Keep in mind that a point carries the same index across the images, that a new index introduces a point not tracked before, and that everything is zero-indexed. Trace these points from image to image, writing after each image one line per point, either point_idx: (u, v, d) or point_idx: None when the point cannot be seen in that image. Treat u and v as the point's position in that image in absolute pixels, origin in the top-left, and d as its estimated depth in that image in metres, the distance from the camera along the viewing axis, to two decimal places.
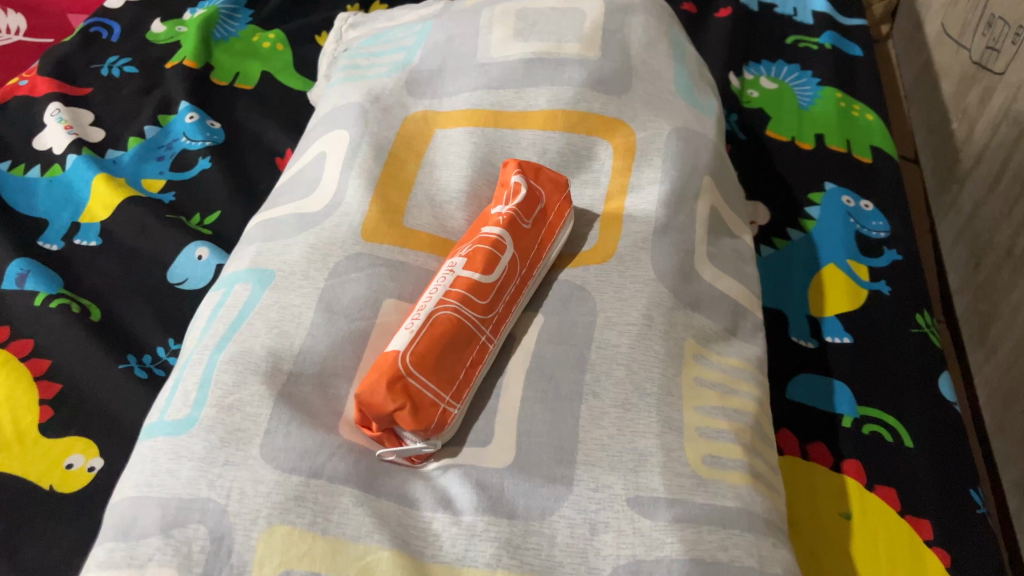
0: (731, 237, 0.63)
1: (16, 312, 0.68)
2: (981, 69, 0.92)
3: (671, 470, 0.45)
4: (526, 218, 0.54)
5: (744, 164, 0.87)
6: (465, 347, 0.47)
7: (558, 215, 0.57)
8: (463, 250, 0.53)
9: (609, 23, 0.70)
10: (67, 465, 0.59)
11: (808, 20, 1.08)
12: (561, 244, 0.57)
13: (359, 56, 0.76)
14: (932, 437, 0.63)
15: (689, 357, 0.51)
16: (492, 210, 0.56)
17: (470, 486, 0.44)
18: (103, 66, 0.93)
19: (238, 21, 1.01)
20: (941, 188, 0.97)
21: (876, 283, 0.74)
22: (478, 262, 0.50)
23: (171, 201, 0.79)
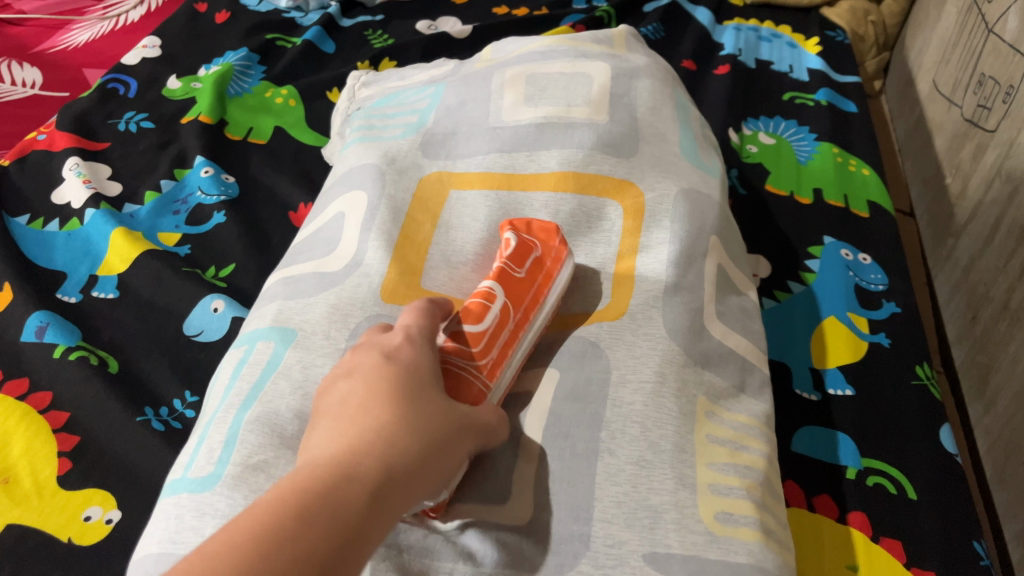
0: (737, 293, 0.65)
1: (36, 364, 0.70)
2: (973, 126, 0.95)
3: (685, 527, 0.46)
4: (517, 269, 0.57)
5: (745, 217, 0.89)
6: (466, 393, 0.48)
7: (555, 261, 0.59)
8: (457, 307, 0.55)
9: (616, 87, 0.73)
10: (85, 517, 0.60)
11: (803, 77, 1.12)
12: (560, 288, 0.59)
13: (373, 116, 0.79)
14: (938, 490, 0.64)
15: (701, 414, 0.53)
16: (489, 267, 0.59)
17: (491, 542, 0.46)
18: (120, 122, 0.97)
19: (250, 76, 1.05)
20: (937, 240, 1.00)
21: (876, 335, 0.76)
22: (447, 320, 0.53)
23: (186, 253, 0.81)
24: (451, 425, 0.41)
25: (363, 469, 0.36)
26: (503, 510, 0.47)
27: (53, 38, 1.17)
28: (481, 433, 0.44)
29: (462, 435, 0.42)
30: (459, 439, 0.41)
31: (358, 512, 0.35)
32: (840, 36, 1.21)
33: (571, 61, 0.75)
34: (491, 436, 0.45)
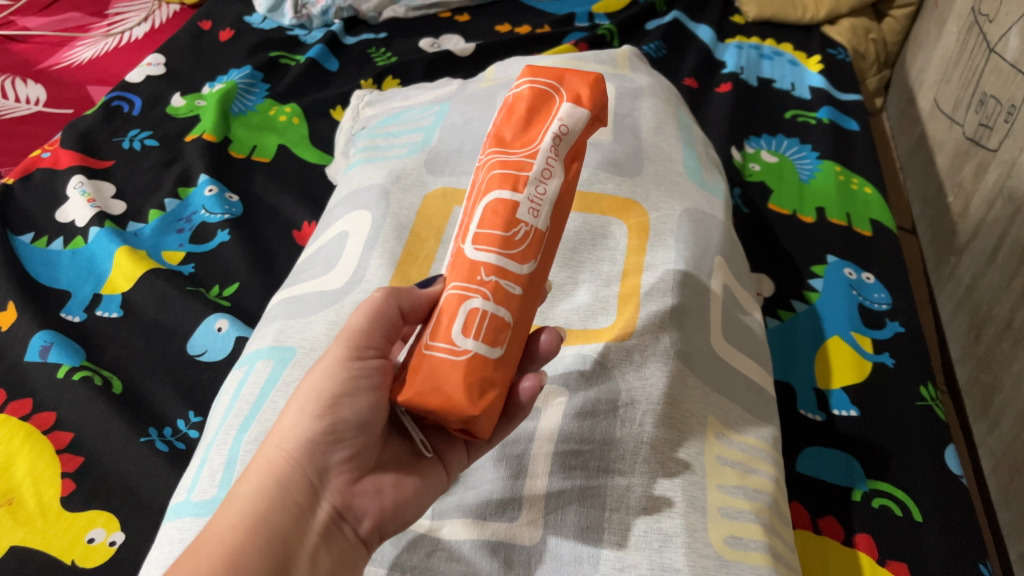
0: (743, 314, 0.65)
1: (39, 385, 0.69)
2: (974, 144, 0.95)
3: (695, 550, 0.46)
4: None
5: (747, 236, 0.89)
6: None
7: None
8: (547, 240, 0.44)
9: (620, 107, 0.74)
10: (89, 539, 0.59)
11: (805, 95, 1.12)
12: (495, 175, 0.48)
13: (377, 136, 0.80)
14: (943, 512, 0.64)
15: (711, 436, 0.53)
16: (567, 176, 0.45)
17: (498, 561, 0.46)
18: (124, 140, 0.97)
19: (255, 94, 1.05)
20: (940, 259, 1.00)
21: (879, 355, 0.76)
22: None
23: (191, 272, 0.81)
24: (307, 399, 0.41)
25: (218, 549, 0.37)
26: (512, 532, 0.47)
27: (58, 55, 1.18)
28: (357, 349, 0.42)
29: (322, 382, 0.41)
30: (324, 391, 0.41)
31: None
32: (841, 54, 1.21)
33: None
34: (373, 331, 0.43)
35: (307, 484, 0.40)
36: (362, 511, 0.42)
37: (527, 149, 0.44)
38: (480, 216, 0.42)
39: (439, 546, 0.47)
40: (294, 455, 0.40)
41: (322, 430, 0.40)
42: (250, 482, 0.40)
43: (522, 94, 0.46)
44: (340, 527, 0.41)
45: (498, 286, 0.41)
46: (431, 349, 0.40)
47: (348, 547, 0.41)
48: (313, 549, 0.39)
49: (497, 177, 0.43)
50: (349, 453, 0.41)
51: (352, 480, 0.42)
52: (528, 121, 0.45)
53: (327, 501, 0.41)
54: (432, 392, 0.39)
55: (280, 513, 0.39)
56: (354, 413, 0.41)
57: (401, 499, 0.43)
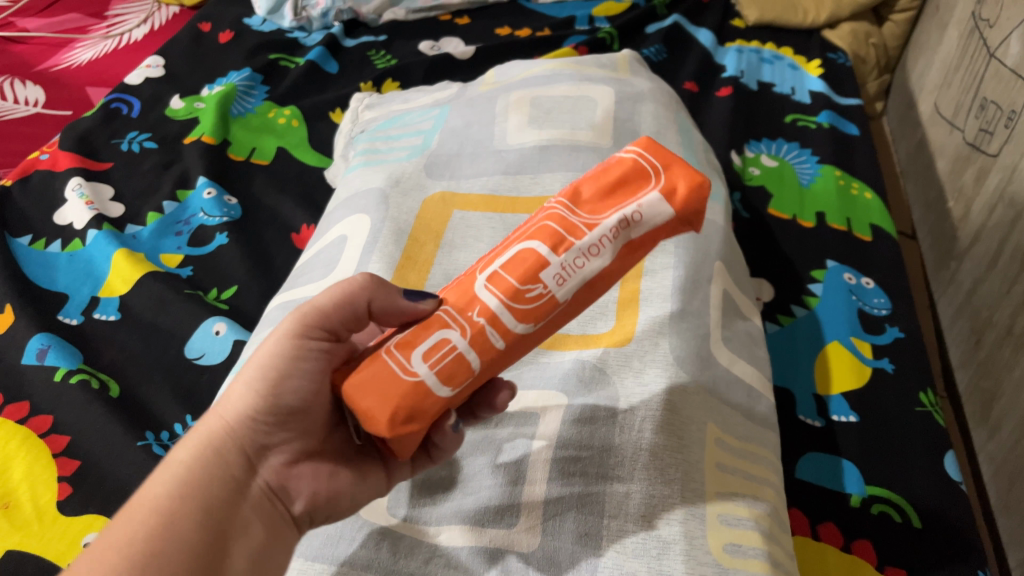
0: (743, 319, 0.65)
1: (36, 388, 0.69)
2: (975, 149, 0.95)
3: (694, 558, 0.45)
4: None
5: (747, 241, 0.89)
6: None
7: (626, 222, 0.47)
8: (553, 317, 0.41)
9: (620, 111, 0.74)
10: (83, 543, 0.58)
11: (805, 99, 1.12)
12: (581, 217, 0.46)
13: (377, 139, 0.79)
14: (943, 519, 0.64)
15: (710, 443, 0.53)
16: (613, 269, 0.42)
17: (495, 568, 0.46)
18: (123, 142, 0.97)
19: (254, 97, 1.05)
20: (940, 264, 1.00)
21: (879, 360, 0.76)
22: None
23: (189, 275, 0.81)
24: (253, 374, 0.43)
25: (152, 513, 0.39)
26: (510, 538, 0.47)
27: (57, 56, 1.18)
28: (311, 329, 0.43)
29: (270, 358, 0.43)
30: (271, 369, 0.43)
31: (172, 549, 0.38)
32: (842, 58, 1.21)
33: (574, 85, 0.76)
34: (335, 314, 0.44)
35: (243, 459, 0.42)
36: (296, 492, 0.44)
37: (591, 218, 0.41)
38: (508, 258, 0.41)
39: (436, 553, 0.47)
40: (234, 429, 0.42)
41: (264, 408, 0.42)
42: (188, 449, 0.42)
43: (626, 160, 0.44)
44: (274, 505, 0.43)
45: (482, 330, 0.40)
46: (389, 354, 0.40)
47: (280, 524, 0.43)
48: (249, 524, 0.41)
49: (545, 231, 0.41)
50: (287, 435, 0.44)
51: (288, 463, 0.44)
52: (612, 190, 0.43)
53: (261, 479, 0.43)
54: (364, 390, 0.39)
55: (217, 483, 0.41)
56: (296, 397, 0.43)
57: (336, 487, 0.45)
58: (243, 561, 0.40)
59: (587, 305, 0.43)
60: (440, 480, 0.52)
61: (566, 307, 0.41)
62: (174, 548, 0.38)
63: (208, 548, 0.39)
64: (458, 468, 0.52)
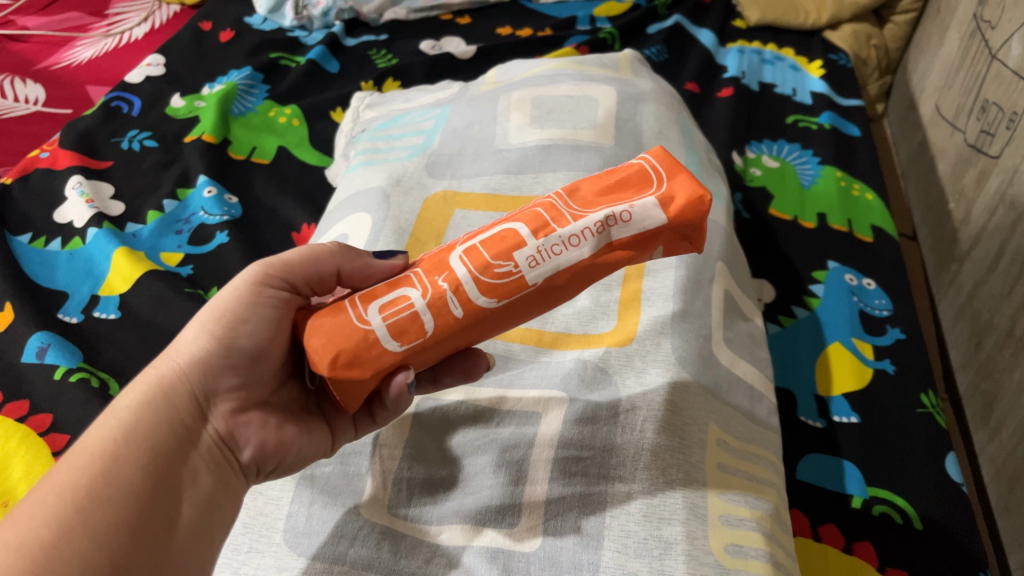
0: (745, 319, 0.65)
1: (35, 387, 0.69)
2: (976, 151, 0.95)
3: (695, 559, 0.45)
4: None
5: (748, 242, 0.89)
6: None
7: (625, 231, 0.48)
8: (522, 300, 0.42)
9: (621, 111, 0.74)
10: None
11: (806, 100, 1.12)
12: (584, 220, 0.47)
13: (378, 138, 0.79)
14: (943, 520, 0.64)
15: (712, 443, 0.53)
16: (592, 264, 0.42)
17: (497, 568, 0.45)
18: (123, 140, 0.97)
19: (255, 96, 1.05)
20: (941, 265, 1.00)
21: (880, 362, 0.76)
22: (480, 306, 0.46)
23: (189, 274, 0.81)
24: (209, 319, 0.44)
25: (98, 454, 0.39)
26: (512, 538, 0.47)
27: (58, 55, 1.17)
28: (273, 279, 0.45)
29: (230, 302, 0.44)
30: (228, 313, 0.44)
31: (114, 491, 0.38)
32: (843, 59, 1.21)
33: (576, 84, 0.76)
34: (299, 268, 0.46)
35: (193, 405, 0.43)
36: (244, 439, 0.45)
37: (581, 212, 0.43)
38: (490, 234, 0.42)
39: (437, 553, 0.47)
40: (186, 373, 0.43)
41: (218, 352, 0.44)
42: (136, 392, 0.43)
43: (633, 166, 0.45)
44: (223, 451, 0.44)
45: (442, 295, 0.41)
46: (351, 303, 0.42)
47: (228, 471, 0.44)
48: (195, 469, 0.42)
49: (532, 214, 0.42)
50: (237, 383, 0.45)
51: (237, 411, 0.45)
52: (610, 190, 0.44)
53: (212, 425, 0.44)
54: (317, 329, 0.41)
55: (165, 430, 0.42)
56: (251, 340, 0.44)
57: (283, 439, 0.46)
58: (191, 505, 0.41)
59: (561, 297, 0.43)
60: (442, 480, 0.51)
61: (535, 292, 0.42)
62: (119, 490, 0.38)
63: (151, 493, 0.39)
64: (459, 468, 0.52)
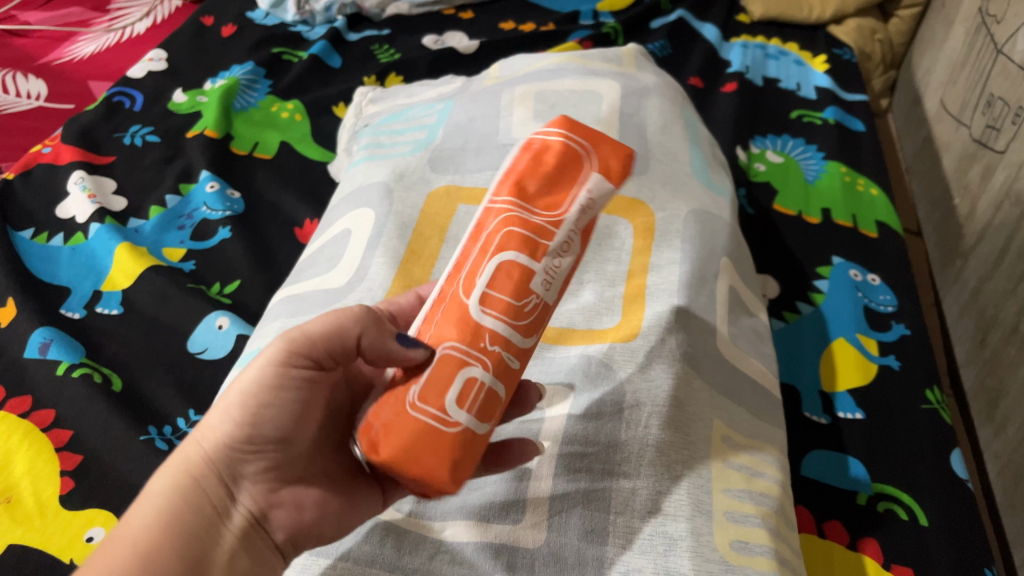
0: (749, 315, 0.65)
1: (38, 382, 0.69)
2: (981, 146, 0.94)
3: (701, 555, 0.45)
4: None
5: (753, 237, 0.89)
6: None
7: None
8: (543, 320, 0.40)
9: (626, 106, 0.73)
10: (87, 538, 0.58)
11: (811, 94, 1.11)
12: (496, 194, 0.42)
13: (381, 134, 0.79)
14: (949, 517, 0.63)
15: (717, 439, 0.53)
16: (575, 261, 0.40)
17: (501, 564, 0.45)
18: (125, 135, 0.97)
19: (257, 91, 1.05)
20: (945, 261, 0.99)
21: (885, 358, 0.76)
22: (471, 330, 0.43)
23: (191, 269, 0.80)
24: (232, 403, 0.41)
25: (132, 546, 0.39)
26: (516, 534, 0.47)
27: (59, 50, 1.17)
28: (298, 358, 0.42)
29: (251, 387, 0.41)
30: (250, 397, 0.41)
31: None
32: (848, 53, 1.20)
33: (580, 79, 0.75)
34: (321, 342, 0.41)
35: (220, 488, 0.41)
36: (277, 521, 0.43)
37: (550, 215, 0.39)
38: (489, 274, 0.38)
39: (442, 549, 0.47)
40: (214, 459, 0.41)
41: (243, 437, 0.41)
42: (169, 477, 0.41)
43: (551, 145, 0.41)
44: (257, 533, 0.42)
45: (500, 358, 0.37)
46: (418, 411, 0.36)
47: (263, 553, 0.43)
48: (230, 553, 0.41)
49: (513, 237, 0.38)
50: (265, 464, 0.42)
51: (270, 490, 0.43)
52: (556, 180, 0.40)
53: (243, 506, 0.42)
54: (412, 460, 0.36)
55: (195, 515, 0.40)
56: (274, 427, 0.41)
57: (323, 515, 0.44)
58: None
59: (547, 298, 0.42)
60: None
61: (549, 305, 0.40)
62: None
63: None
64: None
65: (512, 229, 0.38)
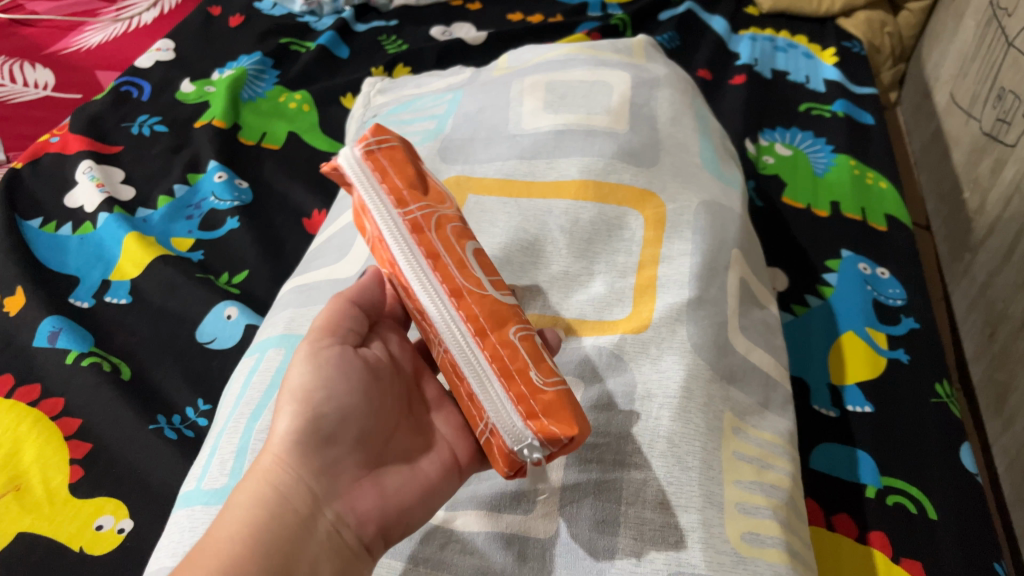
0: (760, 307, 0.64)
1: (47, 371, 0.69)
2: (991, 140, 0.94)
3: (712, 547, 0.45)
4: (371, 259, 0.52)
5: (761, 230, 0.88)
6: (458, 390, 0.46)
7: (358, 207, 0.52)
8: None
9: (636, 97, 0.73)
10: (97, 526, 0.59)
11: (820, 87, 1.11)
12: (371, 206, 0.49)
13: (391, 124, 0.79)
14: (958, 511, 0.63)
15: (729, 430, 0.52)
16: None
17: (512, 555, 0.45)
18: (133, 125, 0.96)
19: (264, 81, 1.05)
20: (954, 256, 0.99)
21: (894, 351, 0.75)
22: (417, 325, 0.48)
23: (199, 259, 0.80)
24: (288, 400, 0.42)
25: (222, 550, 0.37)
26: (527, 524, 0.47)
27: (66, 40, 1.17)
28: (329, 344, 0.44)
29: (300, 378, 0.42)
30: (303, 390, 0.42)
31: None
32: (857, 46, 1.20)
33: (590, 70, 0.75)
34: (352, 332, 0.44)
35: (303, 488, 0.40)
36: (365, 515, 0.41)
37: (448, 207, 0.51)
38: (476, 260, 0.49)
39: (452, 538, 0.47)
40: (285, 458, 0.40)
41: (307, 428, 0.41)
42: (248, 489, 0.39)
43: (394, 154, 0.52)
44: (345, 529, 0.40)
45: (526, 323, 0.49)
46: (557, 380, 0.44)
47: (352, 554, 0.40)
48: (317, 554, 0.38)
49: (458, 229, 0.50)
50: (338, 452, 0.42)
51: (350, 481, 0.42)
52: (426, 182, 0.52)
53: (326, 507, 0.40)
54: (582, 411, 0.43)
55: (278, 518, 0.38)
56: (335, 408, 0.42)
57: (404, 501, 0.43)
58: None
59: None
60: None
61: None
62: None
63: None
64: None
65: (458, 225, 0.50)
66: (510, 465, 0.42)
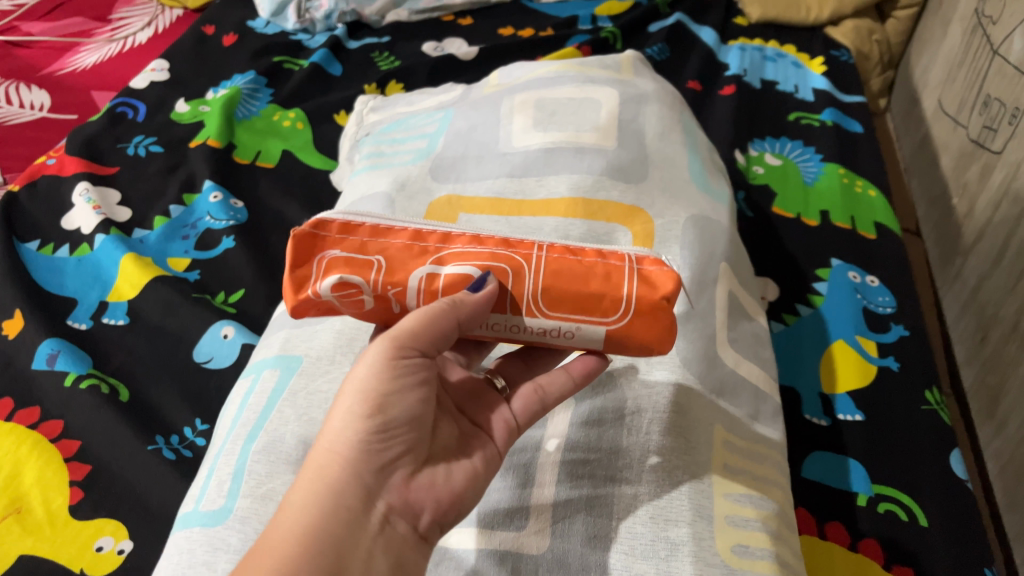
0: (749, 319, 0.65)
1: (46, 393, 0.69)
2: (978, 147, 0.95)
3: (702, 560, 0.46)
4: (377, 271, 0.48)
5: (753, 240, 0.89)
6: (559, 274, 0.48)
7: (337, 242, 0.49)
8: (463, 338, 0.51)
9: (624, 113, 0.74)
10: (97, 548, 0.59)
11: (808, 96, 1.12)
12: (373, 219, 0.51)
13: (382, 142, 0.80)
14: (948, 517, 0.64)
15: (718, 443, 0.53)
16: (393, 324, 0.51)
17: (505, 571, 0.46)
18: (129, 146, 0.97)
19: (258, 100, 1.06)
20: (945, 261, 1.00)
21: (884, 359, 0.76)
22: (500, 268, 0.48)
23: (196, 278, 0.81)
24: (352, 402, 0.42)
25: (284, 547, 0.37)
26: (520, 541, 0.47)
27: (61, 61, 1.18)
28: (403, 346, 0.43)
29: (367, 383, 0.42)
30: (371, 391, 0.42)
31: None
32: (845, 55, 1.21)
33: (579, 86, 0.76)
34: (424, 335, 0.44)
35: (364, 486, 0.40)
36: (423, 505, 0.42)
37: None
38: None
39: (447, 556, 0.48)
40: (348, 458, 0.41)
41: (375, 428, 0.41)
42: (303, 488, 0.40)
43: None
44: (400, 520, 0.41)
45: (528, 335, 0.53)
46: None
47: (409, 545, 0.41)
48: (371, 548, 0.39)
49: None
50: (400, 449, 0.42)
51: (408, 476, 0.42)
52: None
53: (383, 501, 0.41)
54: None
55: (334, 516, 0.39)
56: (402, 410, 0.42)
57: (458, 492, 0.44)
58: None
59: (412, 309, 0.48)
60: None
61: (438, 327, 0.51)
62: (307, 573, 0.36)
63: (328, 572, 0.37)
64: None
65: None
66: (668, 266, 0.50)
